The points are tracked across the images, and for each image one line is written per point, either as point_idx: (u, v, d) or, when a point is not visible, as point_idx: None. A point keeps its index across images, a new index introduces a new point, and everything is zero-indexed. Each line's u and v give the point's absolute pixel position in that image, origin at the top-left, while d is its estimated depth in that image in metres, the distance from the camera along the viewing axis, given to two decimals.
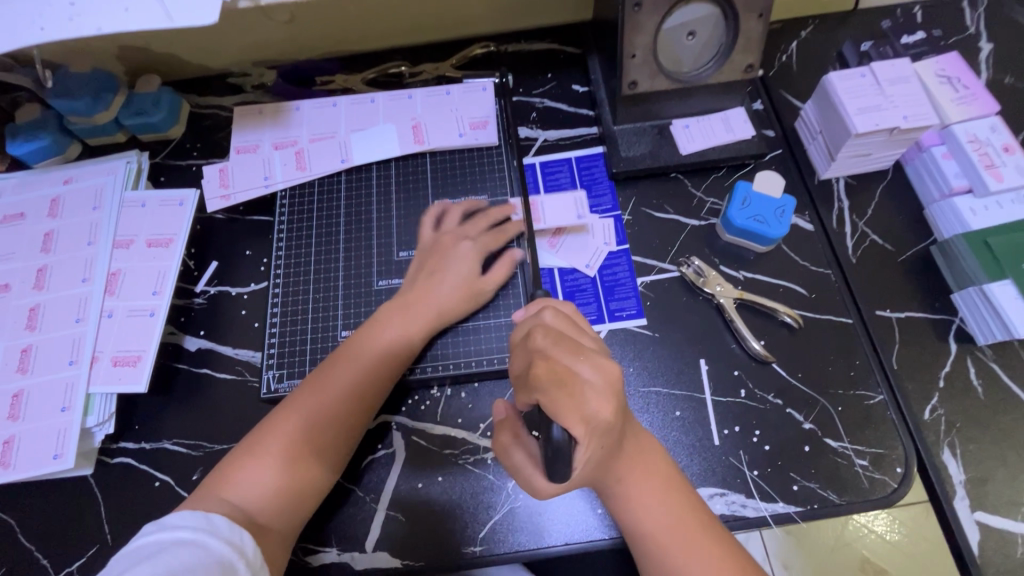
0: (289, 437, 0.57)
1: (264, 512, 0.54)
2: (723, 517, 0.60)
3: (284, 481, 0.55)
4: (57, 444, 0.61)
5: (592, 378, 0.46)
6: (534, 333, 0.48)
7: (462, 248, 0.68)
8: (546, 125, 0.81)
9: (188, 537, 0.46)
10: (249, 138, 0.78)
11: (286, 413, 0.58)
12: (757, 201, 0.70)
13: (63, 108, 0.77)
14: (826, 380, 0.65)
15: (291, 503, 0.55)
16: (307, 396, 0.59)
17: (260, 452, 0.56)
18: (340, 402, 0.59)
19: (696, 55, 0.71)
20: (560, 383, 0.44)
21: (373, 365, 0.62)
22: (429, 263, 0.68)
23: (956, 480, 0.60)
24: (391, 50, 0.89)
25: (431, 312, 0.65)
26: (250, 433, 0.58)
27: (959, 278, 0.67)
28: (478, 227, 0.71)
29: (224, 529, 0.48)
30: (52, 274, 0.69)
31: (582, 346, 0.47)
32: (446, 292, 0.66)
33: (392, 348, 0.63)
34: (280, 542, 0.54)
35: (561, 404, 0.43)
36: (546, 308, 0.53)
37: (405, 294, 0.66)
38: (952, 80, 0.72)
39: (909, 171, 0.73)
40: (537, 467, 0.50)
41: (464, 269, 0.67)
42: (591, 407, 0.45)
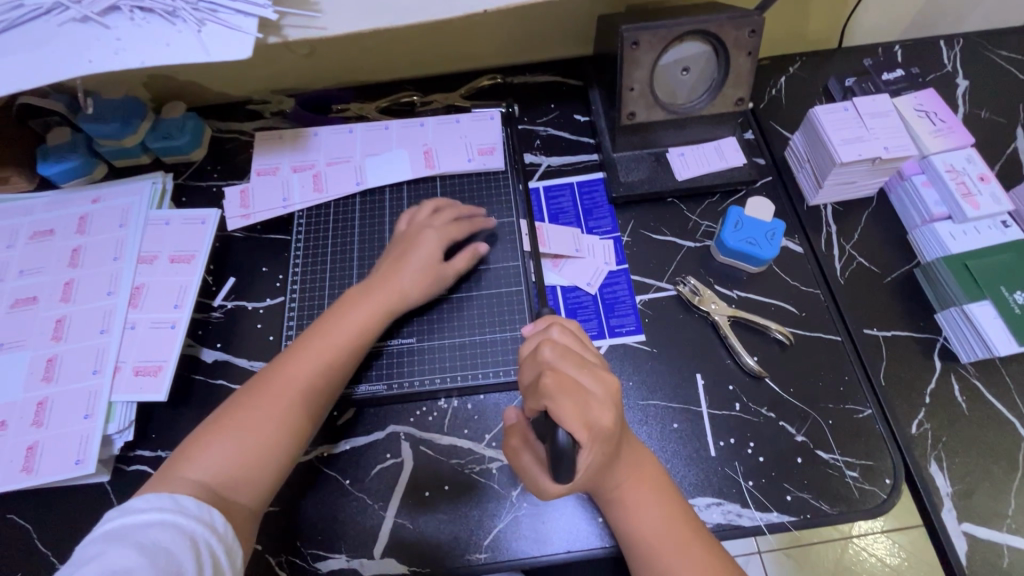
0: (252, 414, 0.59)
1: (224, 486, 0.55)
2: (720, 526, 0.62)
3: (246, 454, 0.57)
4: (78, 450, 0.63)
5: (597, 391, 0.49)
6: (542, 346, 0.51)
7: (424, 234, 0.71)
8: (550, 151, 0.86)
9: (156, 518, 0.49)
10: (269, 162, 0.82)
11: (251, 391, 0.61)
12: (749, 224, 0.74)
13: (94, 131, 0.81)
14: (817, 395, 0.68)
15: (254, 477, 0.57)
16: (271, 374, 0.62)
17: (225, 428, 0.58)
18: (302, 379, 0.62)
19: (690, 89, 0.76)
20: (567, 393, 0.47)
21: (337, 345, 0.64)
22: (392, 251, 0.72)
23: (943, 492, 0.62)
24: (404, 81, 0.94)
25: (392, 295, 0.68)
26: (214, 413, 0.61)
27: (941, 298, 0.70)
28: (446, 217, 0.74)
29: (192, 509, 0.51)
30: (79, 288, 0.73)
31: (587, 360, 0.51)
32: (408, 277, 0.69)
33: (353, 329, 0.65)
34: (242, 517, 0.56)
35: (567, 411, 0.46)
36: (554, 324, 0.56)
37: (370, 280, 0.69)
38: (930, 114, 0.77)
39: (892, 198, 0.77)
40: (544, 470, 0.53)
41: (423, 254, 0.70)
42: (594, 415, 0.48)
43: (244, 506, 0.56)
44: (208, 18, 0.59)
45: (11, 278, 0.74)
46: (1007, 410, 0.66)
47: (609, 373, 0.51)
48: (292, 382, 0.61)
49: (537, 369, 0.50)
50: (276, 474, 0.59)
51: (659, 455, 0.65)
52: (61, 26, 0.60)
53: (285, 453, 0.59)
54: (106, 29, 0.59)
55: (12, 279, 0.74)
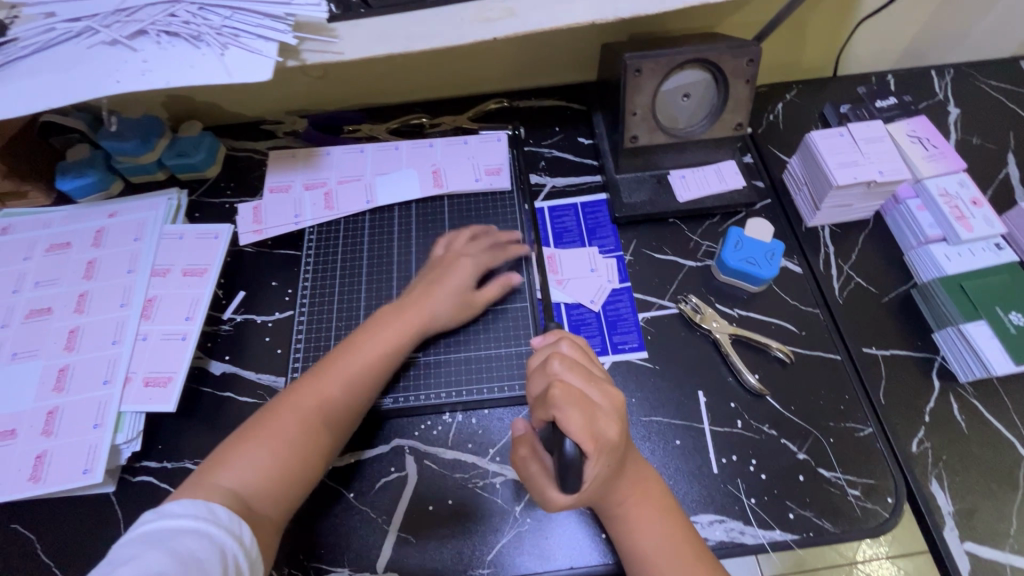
0: (286, 427, 0.60)
1: (252, 495, 0.55)
2: (722, 544, 0.62)
3: (276, 466, 0.58)
4: (87, 460, 0.64)
5: (604, 403, 0.50)
6: (551, 359, 0.52)
7: (462, 262, 0.74)
8: (554, 172, 0.88)
9: (189, 525, 0.49)
10: (281, 179, 0.85)
11: (287, 403, 0.62)
12: (749, 244, 0.76)
13: (113, 149, 0.84)
14: (818, 413, 0.68)
15: (281, 488, 0.57)
16: (306, 388, 0.63)
17: (255, 437, 0.59)
18: (336, 396, 0.63)
19: (690, 114, 0.78)
20: (575, 405, 0.48)
21: (373, 365, 0.66)
22: (428, 274, 0.74)
23: (945, 511, 0.63)
24: (413, 104, 0.98)
25: (424, 317, 0.70)
26: (247, 423, 0.61)
27: (939, 318, 0.71)
28: (482, 245, 0.77)
29: (224, 519, 0.51)
30: (92, 299, 0.74)
31: (594, 374, 0.52)
32: (442, 299, 0.71)
33: (388, 348, 0.67)
34: (268, 529, 0.55)
35: (574, 421, 0.47)
36: (563, 338, 0.57)
37: (403, 300, 0.71)
38: (922, 140, 0.80)
39: (888, 220, 0.79)
40: (551, 481, 0.53)
41: (461, 279, 0.72)
42: (600, 427, 0.48)
43: (271, 519, 0.56)
44: (231, 43, 0.62)
45: (26, 289, 0.75)
46: (1007, 430, 0.66)
47: (615, 386, 0.52)
48: (327, 399, 0.62)
49: (546, 381, 0.52)
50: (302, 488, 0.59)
51: (661, 471, 0.66)
52: (91, 49, 0.62)
53: (313, 469, 0.60)
54: (134, 51, 0.62)
55: (28, 290, 0.75)
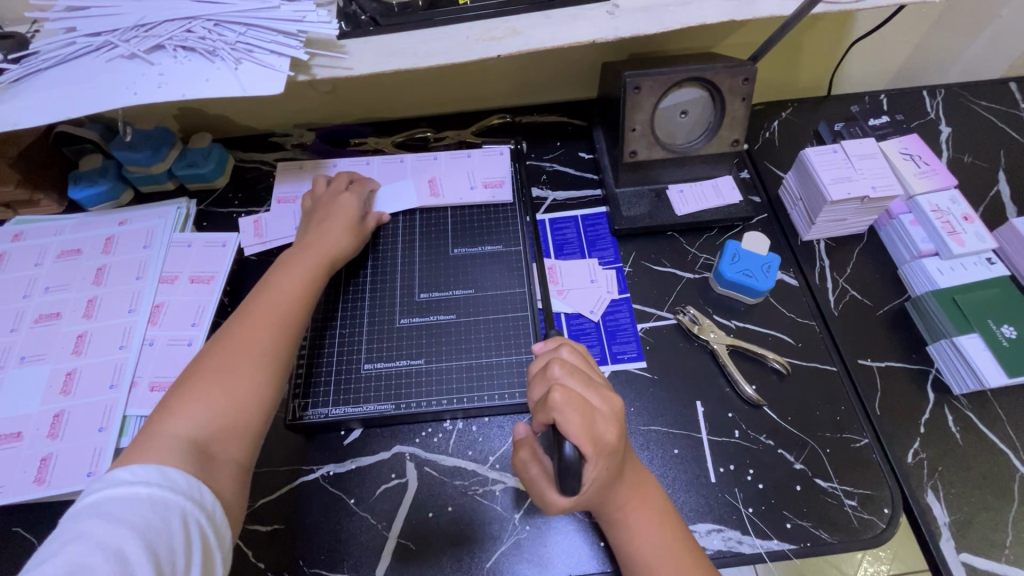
0: (224, 368, 0.57)
1: (205, 441, 0.53)
2: (720, 553, 0.62)
3: (218, 407, 0.55)
4: (91, 463, 0.64)
5: (603, 407, 0.51)
6: (552, 364, 0.53)
7: (343, 198, 0.78)
8: (555, 186, 0.90)
9: (144, 493, 0.46)
10: (288, 190, 0.87)
11: (215, 349, 0.59)
12: (746, 257, 0.77)
13: (124, 158, 0.86)
14: (814, 423, 0.69)
15: (237, 426, 0.55)
16: (236, 331, 0.61)
17: (184, 396, 0.55)
18: (270, 327, 0.62)
19: (688, 130, 0.81)
20: (574, 407, 0.49)
21: (295, 293, 0.66)
22: (313, 218, 0.76)
23: (941, 522, 0.63)
24: (418, 118, 1.00)
25: (327, 249, 0.72)
26: (177, 381, 0.58)
27: (932, 331, 0.73)
28: (343, 182, 0.81)
29: (180, 483, 0.48)
30: (101, 305, 0.76)
31: (593, 379, 0.53)
32: (340, 229, 0.75)
33: (306, 278, 0.68)
34: (231, 471, 0.54)
35: (574, 424, 0.48)
36: (564, 344, 0.58)
37: (300, 244, 0.73)
38: (915, 157, 0.82)
39: (883, 235, 0.81)
40: (552, 484, 0.54)
41: (349, 212, 0.77)
42: (600, 430, 0.49)
43: (231, 460, 0.54)
44: (244, 58, 0.65)
45: (36, 294, 0.77)
46: (1002, 442, 0.67)
47: (614, 391, 0.53)
48: (261, 333, 0.61)
49: (547, 385, 0.53)
50: (259, 423, 0.57)
51: (660, 479, 0.66)
52: (109, 62, 0.65)
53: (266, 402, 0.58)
54: (151, 65, 0.64)
55: (37, 296, 0.77)
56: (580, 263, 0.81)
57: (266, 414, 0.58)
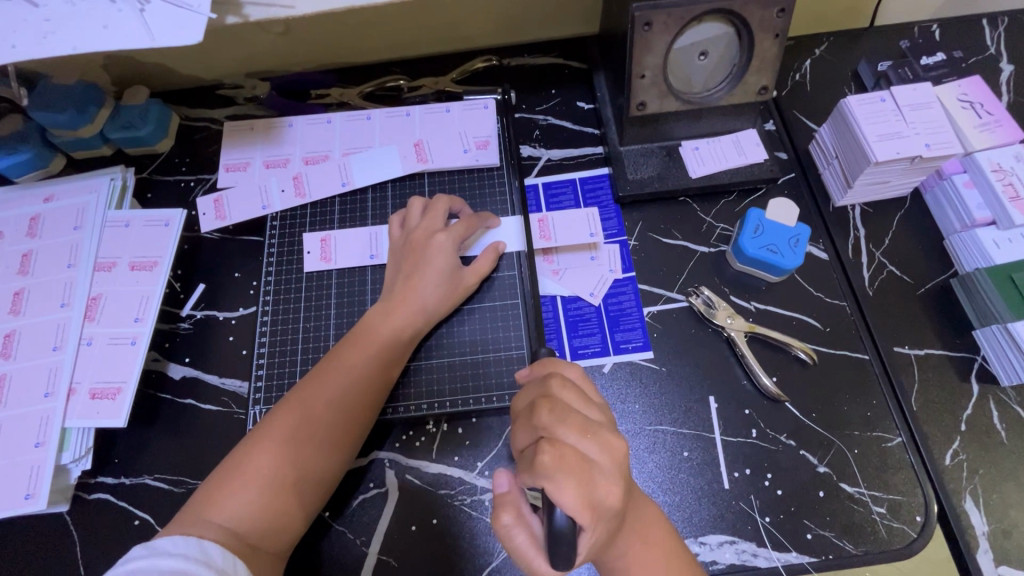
0: (280, 454, 0.54)
1: (252, 532, 0.50)
2: (732, 567, 0.57)
3: (267, 495, 0.52)
4: (30, 483, 0.58)
5: (602, 458, 0.43)
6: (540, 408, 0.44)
7: (435, 243, 0.64)
8: (550, 143, 0.78)
9: (181, 566, 0.44)
10: (238, 156, 0.75)
11: (280, 425, 0.55)
12: (771, 229, 0.67)
13: (45, 121, 0.73)
14: (841, 419, 0.62)
15: (283, 522, 0.53)
16: (298, 411, 0.56)
17: (241, 473, 0.52)
18: (333, 414, 0.56)
19: (707, 76, 0.67)
20: (566, 467, 0.41)
21: (368, 371, 0.59)
22: (404, 262, 0.65)
23: (978, 532, 0.57)
24: (389, 62, 0.86)
25: (416, 311, 0.62)
26: (240, 445, 0.55)
27: (981, 313, 0.63)
28: (440, 217, 0.66)
29: (216, 559, 0.46)
30: (29, 298, 0.66)
31: (589, 422, 0.44)
32: (430, 291, 0.63)
33: (383, 359, 0.60)
34: (271, 563, 0.51)
35: (568, 490, 0.40)
36: (553, 375, 0.48)
37: (390, 291, 0.63)
38: (975, 105, 0.70)
39: (928, 199, 0.70)
40: (542, 553, 0.44)
41: (444, 262, 0.64)
42: (599, 492, 0.42)
43: (271, 551, 0.52)
44: None
45: None
46: None
47: (614, 433, 0.45)
48: (325, 418, 0.56)
49: (535, 435, 0.44)
50: (306, 514, 0.55)
51: (667, 486, 0.60)
52: None
53: (309, 490, 0.55)
54: (33, 8, 0.51)
55: None
56: (576, 215, 0.70)
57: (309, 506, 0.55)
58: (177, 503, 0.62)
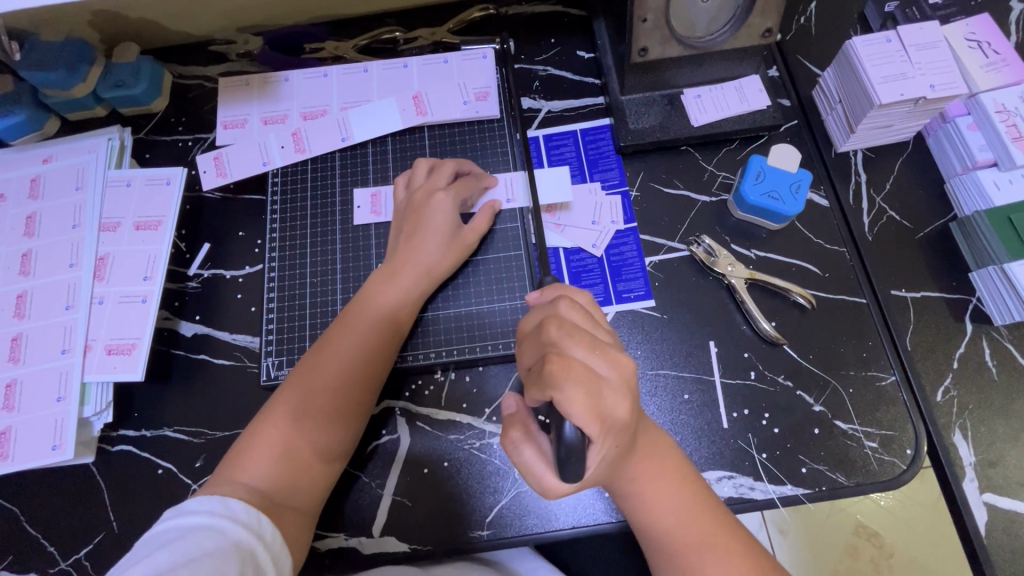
0: (299, 417, 0.56)
1: (278, 491, 0.53)
2: (730, 500, 0.60)
3: (286, 456, 0.54)
4: (55, 435, 0.60)
5: (610, 374, 0.43)
6: (546, 325, 0.44)
7: (434, 201, 0.64)
8: (550, 94, 0.77)
9: (205, 521, 0.46)
10: (235, 113, 0.74)
11: (294, 389, 0.57)
12: (772, 176, 0.67)
13: (36, 80, 0.72)
14: (837, 360, 0.63)
15: (305, 482, 0.55)
16: (311, 378, 0.58)
17: (261, 439, 0.55)
18: (346, 377, 0.58)
19: (710, 19, 0.66)
20: (578, 382, 0.41)
21: (376, 330, 0.60)
22: (405, 222, 0.65)
23: (966, 463, 0.60)
24: (384, 14, 0.83)
25: (420, 271, 0.63)
26: (259, 414, 0.57)
27: (977, 255, 0.64)
28: (444, 177, 0.66)
29: (239, 513, 0.49)
30: (38, 259, 0.67)
31: (598, 339, 0.44)
32: (432, 250, 0.63)
33: (387, 321, 0.61)
34: (299, 519, 0.54)
35: (577, 402, 0.40)
36: (561, 298, 0.48)
37: (394, 255, 0.64)
38: (981, 45, 0.69)
39: (931, 142, 0.70)
40: (551, 467, 0.45)
41: (445, 221, 0.64)
42: (608, 404, 0.42)
43: (299, 507, 0.54)
44: None
45: None
46: None
47: (621, 351, 0.45)
48: (339, 381, 0.58)
49: (542, 351, 0.44)
50: (329, 469, 0.57)
51: (667, 426, 0.62)
52: None
53: (328, 449, 0.57)
54: None
55: None
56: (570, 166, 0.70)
57: (330, 465, 0.57)
58: (198, 452, 0.64)
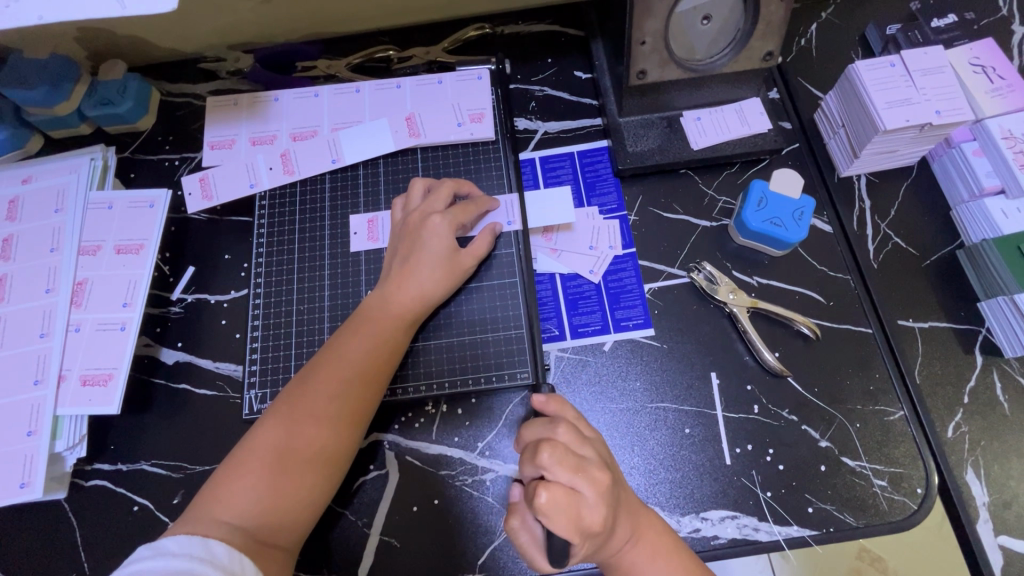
0: (284, 449, 0.53)
1: (261, 530, 0.50)
2: (734, 541, 0.57)
3: (269, 494, 0.51)
4: (24, 472, 0.57)
5: (590, 492, 0.46)
6: (540, 449, 0.48)
7: (431, 224, 0.61)
8: (546, 116, 0.75)
9: (183, 566, 0.43)
10: (223, 133, 0.72)
11: (278, 420, 0.54)
12: (774, 201, 0.65)
13: (17, 99, 0.70)
14: (844, 394, 0.61)
15: (286, 521, 0.52)
16: (299, 408, 0.55)
17: (242, 472, 0.52)
18: (334, 408, 0.55)
19: (710, 41, 0.64)
20: (560, 505, 0.45)
21: (369, 357, 0.58)
22: (400, 247, 0.63)
23: (979, 503, 0.57)
24: (377, 32, 0.82)
25: (415, 296, 0.60)
26: (242, 445, 0.54)
27: (987, 285, 0.63)
28: (442, 200, 0.63)
29: (221, 558, 0.45)
30: (13, 284, 0.64)
31: (584, 462, 0.48)
32: (427, 274, 0.61)
33: (382, 348, 0.58)
34: (281, 561, 0.51)
35: (560, 525, 0.44)
36: (560, 420, 0.51)
37: (387, 282, 0.61)
38: (987, 70, 0.68)
39: (936, 168, 0.68)
40: (543, 552, 0.48)
41: (442, 245, 0.61)
42: (589, 523, 0.46)
43: (281, 547, 0.51)
44: None
45: None
46: None
47: (601, 469, 0.48)
48: (326, 413, 0.55)
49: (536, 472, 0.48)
50: (315, 503, 0.54)
51: (668, 463, 0.60)
52: None
53: (313, 485, 0.53)
54: None
55: None
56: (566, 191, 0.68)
57: (316, 502, 0.54)
58: (176, 488, 0.61)
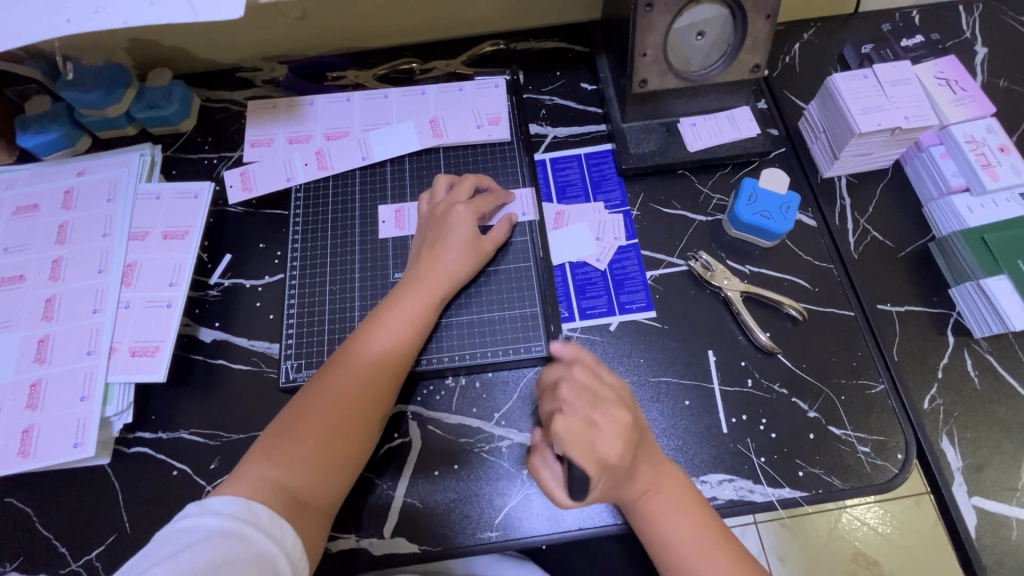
0: (324, 417, 0.58)
1: (303, 490, 0.54)
2: (731, 502, 0.62)
3: (310, 457, 0.56)
4: (77, 434, 0.62)
5: (606, 425, 0.51)
6: (558, 387, 0.54)
7: (456, 213, 0.68)
8: (556, 122, 0.83)
9: (230, 526, 0.48)
10: (262, 132, 0.79)
11: (317, 389, 0.59)
12: (763, 197, 0.72)
13: (74, 100, 0.77)
14: (829, 370, 0.67)
15: (325, 483, 0.56)
16: (337, 379, 0.60)
17: (286, 439, 0.56)
18: (369, 379, 0.60)
19: (704, 54, 0.72)
20: (576, 432, 0.50)
21: (400, 332, 0.63)
22: (428, 234, 0.69)
23: (954, 467, 0.63)
24: (402, 47, 0.90)
25: (441, 278, 0.66)
26: (284, 415, 0.59)
27: (956, 272, 0.69)
28: (465, 192, 0.70)
29: (262, 520, 0.50)
30: (67, 266, 0.70)
31: (600, 398, 0.53)
32: (452, 258, 0.67)
33: (412, 324, 0.64)
34: (320, 519, 0.55)
35: (576, 449, 0.50)
36: (577, 363, 0.57)
37: (416, 265, 0.67)
38: (950, 83, 0.76)
39: (908, 170, 0.75)
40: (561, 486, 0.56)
41: (465, 232, 0.68)
42: (603, 451, 0.51)
43: (320, 507, 0.56)
44: None
45: None
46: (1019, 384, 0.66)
47: (619, 406, 0.53)
48: (362, 382, 0.60)
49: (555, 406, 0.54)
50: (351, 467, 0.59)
51: (671, 431, 0.65)
52: None
53: (349, 449, 0.58)
54: None
55: None
56: None
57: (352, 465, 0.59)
58: (213, 455, 0.66)
